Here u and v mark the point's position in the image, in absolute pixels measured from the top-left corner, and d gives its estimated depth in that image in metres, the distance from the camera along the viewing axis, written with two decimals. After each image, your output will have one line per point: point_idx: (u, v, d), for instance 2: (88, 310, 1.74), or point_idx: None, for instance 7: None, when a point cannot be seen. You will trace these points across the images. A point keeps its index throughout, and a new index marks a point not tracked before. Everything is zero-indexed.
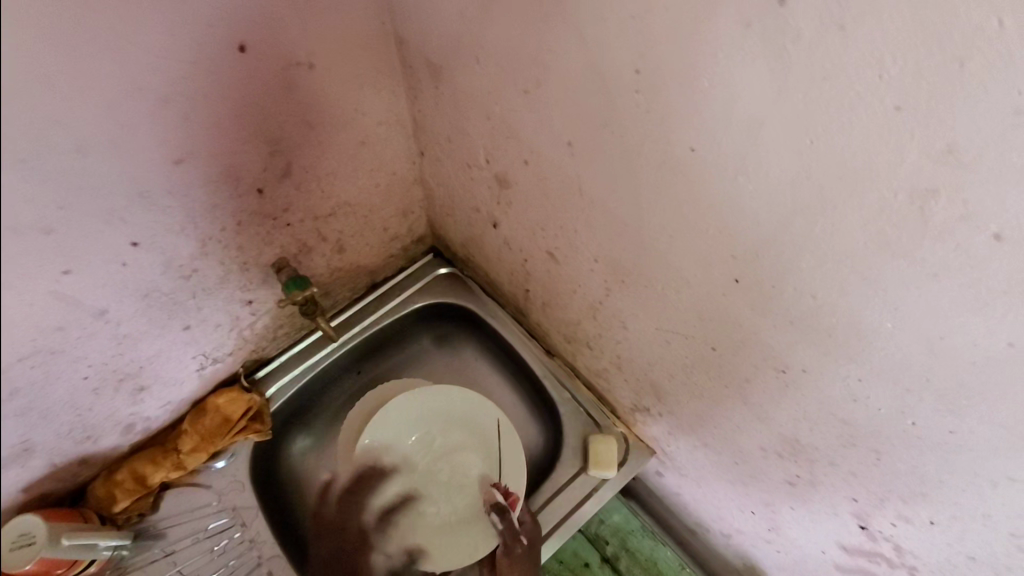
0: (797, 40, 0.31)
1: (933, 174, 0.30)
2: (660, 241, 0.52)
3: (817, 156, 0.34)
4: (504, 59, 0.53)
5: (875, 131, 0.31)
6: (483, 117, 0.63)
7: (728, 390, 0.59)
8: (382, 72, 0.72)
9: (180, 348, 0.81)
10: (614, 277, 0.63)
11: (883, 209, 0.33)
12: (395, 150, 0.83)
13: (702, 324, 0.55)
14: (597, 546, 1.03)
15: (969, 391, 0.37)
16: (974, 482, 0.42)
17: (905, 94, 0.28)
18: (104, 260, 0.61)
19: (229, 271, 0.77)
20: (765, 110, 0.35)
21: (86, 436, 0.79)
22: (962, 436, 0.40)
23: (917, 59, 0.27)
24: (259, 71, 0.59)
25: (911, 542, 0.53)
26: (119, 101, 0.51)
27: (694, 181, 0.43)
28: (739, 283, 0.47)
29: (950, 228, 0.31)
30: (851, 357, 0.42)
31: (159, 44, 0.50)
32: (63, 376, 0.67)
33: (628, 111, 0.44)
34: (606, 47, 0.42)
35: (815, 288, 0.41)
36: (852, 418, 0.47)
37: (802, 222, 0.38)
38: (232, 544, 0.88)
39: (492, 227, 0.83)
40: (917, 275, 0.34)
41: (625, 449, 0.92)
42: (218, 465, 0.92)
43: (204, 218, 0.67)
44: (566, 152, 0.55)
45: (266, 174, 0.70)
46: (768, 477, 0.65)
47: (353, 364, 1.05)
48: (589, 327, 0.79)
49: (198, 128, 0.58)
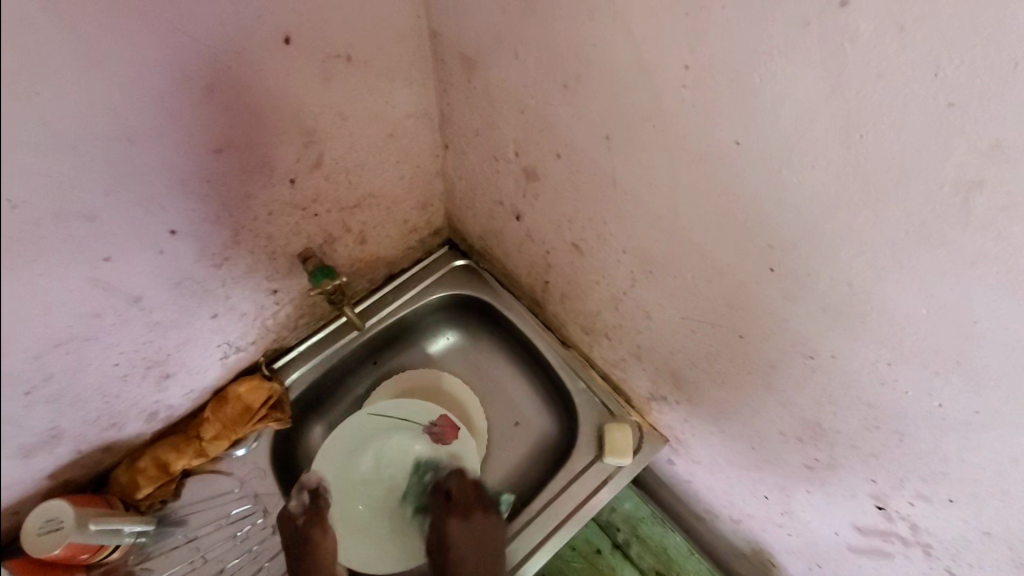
0: (856, 39, 0.33)
1: (980, 167, 0.32)
2: (693, 233, 0.54)
3: (867, 150, 0.36)
4: (545, 55, 0.55)
5: (927, 125, 0.33)
6: (517, 111, 0.65)
7: (752, 376, 0.62)
8: (413, 65, 0.73)
9: (206, 337, 0.82)
10: (642, 267, 0.65)
11: (928, 200, 0.35)
12: (420, 144, 0.84)
13: (731, 312, 0.57)
14: (609, 533, 1.05)
15: (997, 374, 0.39)
16: (997, 460, 0.44)
17: (958, 92, 0.31)
18: (143, 248, 0.61)
19: (256, 260, 0.78)
20: (817, 104, 0.37)
21: (112, 423, 0.79)
22: (988, 416, 0.42)
23: (974, 58, 0.29)
24: (299, 63, 0.60)
25: (927, 520, 0.56)
26: (168, 90, 0.51)
27: (735, 174, 0.45)
28: (774, 272, 0.49)
29: (993, 218, 0.33)
30: (882, 342, 0.45)
31: (209, 34, 0.51)
32: (95, 362, 0.68)
33: (673, 106, 0.46)
34: (656, 44, 0.43)
35: (851, 276, 0.43)
36: (879, 402, 0.50)
37: (845, 213, 0.40)
38: (255, 530, 0.89)
39: (514, 220, 0.85)
40: (955, 262, 0.36)
41: (639, 439, 0.94)
42: (239, 453, 0.93)
43: (237, 207, 0.68)
44: (603, 146, 0.57)
45: (299, 164, 0.71)
46: (786, 462, 0.68)
47: (369, 355, 1.06)
48: (609, 318, 0.82)
49: (238, 117, 0.59)
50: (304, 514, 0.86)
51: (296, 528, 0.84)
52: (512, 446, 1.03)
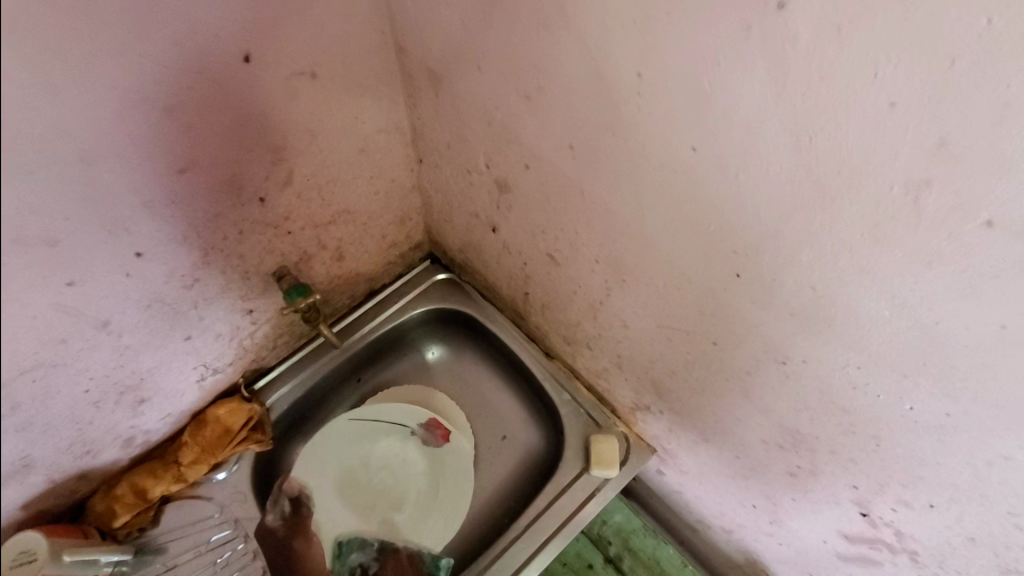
0: (797, 42, 0.33)
1: (926, 166, 0.32)
2: (660, 239, 0.53)
3: (817, 153, 0.36)
4: (505, 67, 0.55)
5: (872, 126, 0.32)
6: (484, 123, 0.65)
7: (728, 383, 0.61)
8: (381, 81, 0.73)
9: (181, 359, 0.81)
10: (615, 276, 0.65)
11: (880, 202, 0.35)
12: (393, 158, 0.84)
13: (703, 319, 0.57)
14: (600, 547, 1.03)
15: (964, 375, 0.39)
16: (972, 463, 0.44)
17: (898, 92, 0.30)
18: (108, 271, 0.61)
19: (229, 280, 0.77)
20: (767, 109, 0.36)
21: (86, 450, 0.78)
22: (958, 418, 0.42)
23: (911, 58, 0.29)
24: (262, 81, 0.60)
25: (911, 526, 0.54)
26: (123, 111, 0.51)
27: (695, 180, 0.45)
28: (740, 278, 0.48)
29: (943, 217, 0.33)
30: (851, 347, 0.44)
31: (166, 56, 0.51)
32: (65, 389, 0.66)
33: (631, 114, 0.46)
34: (609, 50, 0.43)
35: (814, 279, 0.42)
36: (853, 406, 0.49)
37: (802, 215, 0.40)
38: (236, 556, 0.87)
39: (491, 232, 0.84)
40: (913, 263, 0.36)
41: (626, 449, 0.93)
42: (220, 476, 0.92)
43: (206, 228, 0.68)
44: (568, 156, 0.56)
45: (268, 183, 0.70)
46: (770, 470, 0.67)
47: (352, 372, 1.05)
48: (588, 328, 0.81)
49: (201, 138, 0.59)
50: (283, 526, 0.91)
51: (278, 542, 0.90)
52: (499, 461, 1.01)
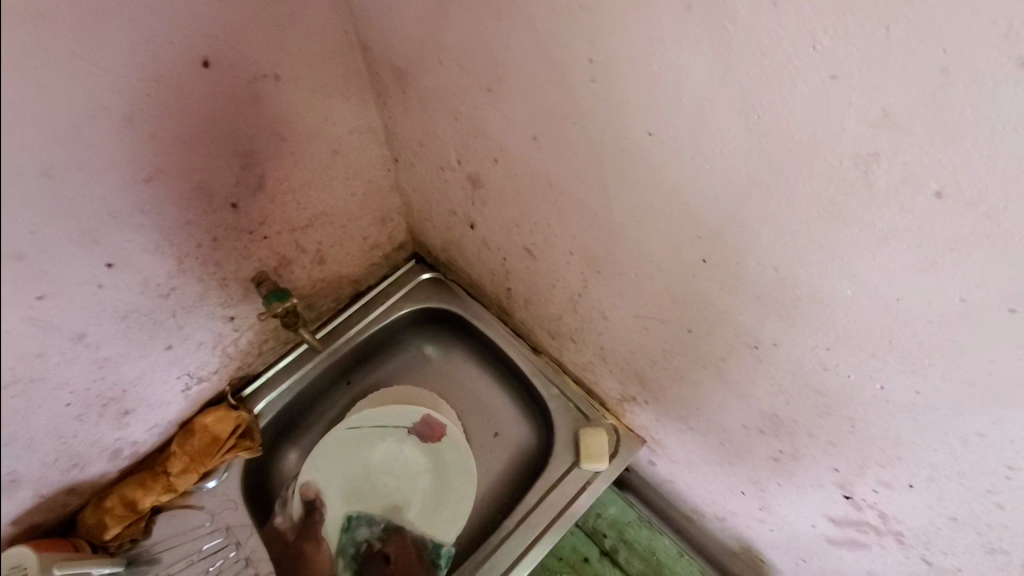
0: (736, 18, 0.32)
1: (873, 139, 0.31)
2: (628, 228, 0.53)
3: (767, 130, 0.35)
4: (464, 60, 0.54)
5: (817, 99, 0.32)
6: (451, 119, 0.64)
7: (707, 370, 0.60)
8: (349, 81, 0.72)
9: (164, 369, 0.81)
10: (590, 267, 0.64)
11: (831, 176, 0.34)
12: (368, 159, 0.84)
13: (677, 307, 0.56)
14: (596, 540, 1.02)
15: (930, 352, 0.38)
16: (946, 441, 0.43)
17: (839, 64, 0.30)
18: (79, 283, 0.60)
19: (207, 287, 0.77)
20: (715, 88, 0.36)
21: (72, 464, 0.78)
22: (928, 395, 0.41)
23: (848, 28, 0.28)
24: (224, 85, 0.60)
25: (894, 508, 0.54)
26: (82, 121, 0.50)
27: (653, 165, 0.44)
28: (707, 263, 0.48)
29: (894, 190, 0.32)
30: (819, 327, 0.44)
31: (121, 64, 0.50)
32: (44, 403, 0.66)
33: (586, 103, 0.45)
34: (559, 38, 0.43)
35: (777, 261, 0.42)
36: (826, 388, 0.48)
37: (759, 196, 0.39)
38: (228, 564, 0.87)
39: (469, 228, 0.84)
40: (869, 239, 0.35)
41: (616, 442, 0.92)
42: (210, 485, 0.91)
43: (178, 236, 0.67)
44: (533, 147, 0.56)
45: (239, 188, 0.70)
46: (755, 456, 0.66)
47: (341, 375, 1.05)
48: (570, 321, 0.80)
49: (165, 145, 0.58)
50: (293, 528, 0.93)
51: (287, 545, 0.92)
52: (490, 458, 1.01)
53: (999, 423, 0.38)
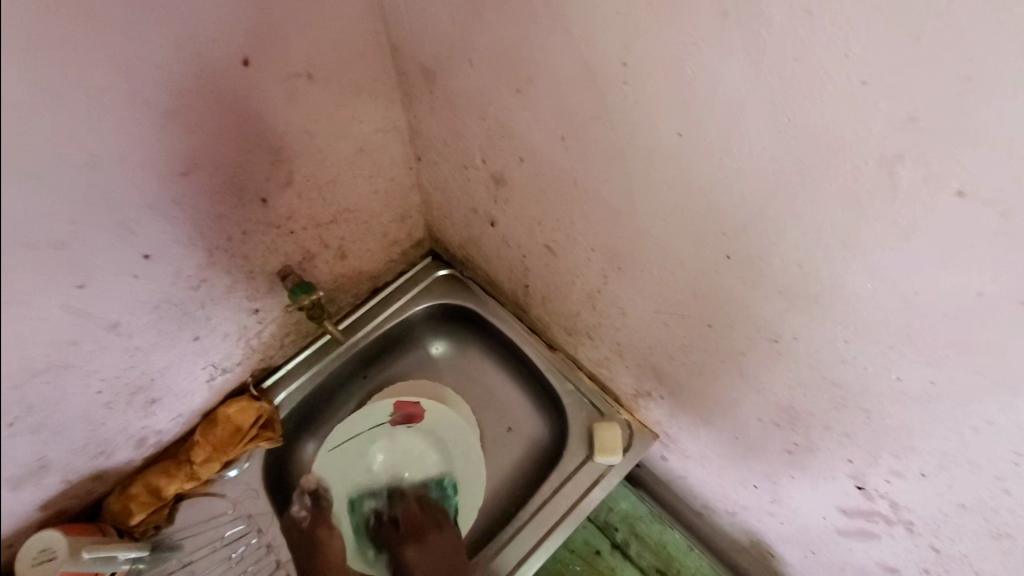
0: (770, 25, 0.34)
1: (899, 140, 0.33)
2: (653, 225, 0.55)
3: (796, 131, 0.37)
4: (496, 63, 0.56)
5: (846, 103, 0.34)
6: (479, 118, 0.66)
7: (725, 364, 0.62)
8: (377, 80, 0.75)
9: (190, 359, 0.83)
10: (611, 264, 0.66)
11: (858, 177, 0.36)
12: (391, 157, 0.86)
13: (697, 302, 0.58)
14: (607, 534, 1.03)
15: (946, 344, 0.40)
16: (957, 430, 0.45)
17: (867, 70, 0.32)
18: (117, 273, 0.62)
19: (235, 280, 0.79)
20: (746, 92, 0.38)
21: (100, 451, 0.80)
22: (943, 385, 0.43)
23: (878, 36, 0.31)
24: (260, 82, 0.62)
25: (904, 497, 0.56)
26: (128, 116, 0.52)
27: (681, 163, 0.46)
28: (730, 259, 0.50)
29: (917, 188, 0.34)
30: (839, 321, 0.46)
31: (164, 60, 0.52)
32: (78, 389, 0.68)
33: (617, 104, 0.47)
34: (594, 43, 0.45)
35: (800, 256, 0.44)
36: (844, 379, 0.50)
37: (785, 193, 0.41)
38: (249, 551, 0.88)
39: (489, 226, 0.86)
40: (891, 235, 0.37)
41: (629, 436, 0.94)
42: (231, 474, 0.93)
43: (210, 228, 0.69)
44: (560, 147, 0.58)
45: (269, 182, 0.72)
46: (768, 449, 0.68)
47: (358, 369, 1.07)
48: (587, 317, 0.82)
49: (204, 139, 0.60)
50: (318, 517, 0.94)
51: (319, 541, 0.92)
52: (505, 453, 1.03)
53: (1010, 411, 0.40)
